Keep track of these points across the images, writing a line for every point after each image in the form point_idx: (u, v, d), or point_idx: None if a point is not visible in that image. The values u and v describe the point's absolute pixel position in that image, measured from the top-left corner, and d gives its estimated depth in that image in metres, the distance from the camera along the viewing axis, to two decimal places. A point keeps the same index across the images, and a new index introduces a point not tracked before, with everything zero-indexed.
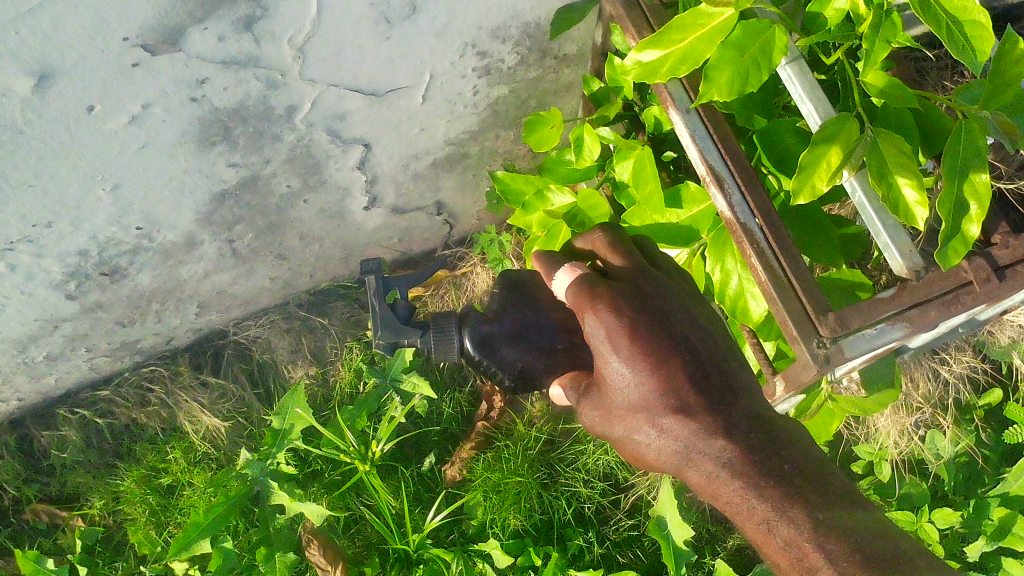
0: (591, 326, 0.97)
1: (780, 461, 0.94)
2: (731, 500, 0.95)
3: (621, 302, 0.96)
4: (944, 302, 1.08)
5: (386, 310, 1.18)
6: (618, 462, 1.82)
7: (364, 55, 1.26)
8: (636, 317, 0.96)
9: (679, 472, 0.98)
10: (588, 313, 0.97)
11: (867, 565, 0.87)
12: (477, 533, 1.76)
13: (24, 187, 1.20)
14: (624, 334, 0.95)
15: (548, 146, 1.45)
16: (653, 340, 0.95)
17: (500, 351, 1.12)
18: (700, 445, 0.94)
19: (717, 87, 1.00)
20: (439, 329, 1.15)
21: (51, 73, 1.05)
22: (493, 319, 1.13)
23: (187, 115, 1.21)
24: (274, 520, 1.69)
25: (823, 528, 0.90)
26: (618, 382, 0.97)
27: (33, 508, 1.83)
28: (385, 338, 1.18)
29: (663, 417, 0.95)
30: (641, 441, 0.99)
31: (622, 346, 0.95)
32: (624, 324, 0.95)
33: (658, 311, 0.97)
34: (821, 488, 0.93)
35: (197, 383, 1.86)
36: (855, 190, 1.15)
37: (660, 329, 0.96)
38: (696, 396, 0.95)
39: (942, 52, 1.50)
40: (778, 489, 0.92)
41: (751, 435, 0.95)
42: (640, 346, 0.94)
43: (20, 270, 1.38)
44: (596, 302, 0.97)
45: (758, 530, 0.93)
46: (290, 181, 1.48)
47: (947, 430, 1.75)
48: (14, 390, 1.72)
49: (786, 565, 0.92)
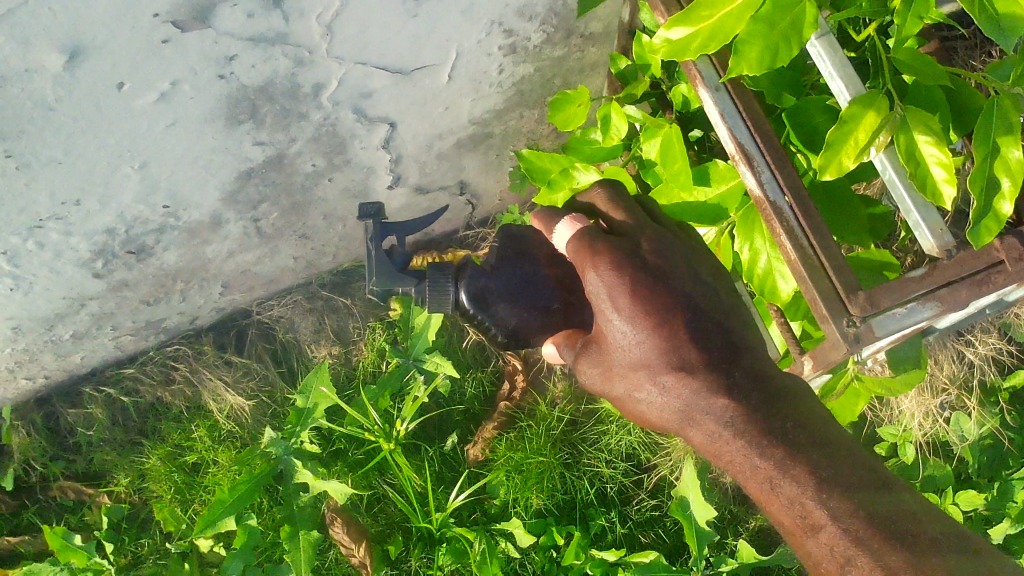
0: (592, 284, 0.96)
1: (782, 419, 0.95)
2: (733, 459, 0.95)
3: (623, 260, 0.95)
4: (975, 281, 1.07)
5: (380, 256, 1.09)
6: (641, 443, 1.83)
7: (392, 33, 1.26)
8: (638, 275, 0.95)
9: (681, 431, 0.99)
10: (590, 270, 0.96)
11: (872, 523, 0.89)
12: (500, 512, 1.77)
13: (54, 164, 1.21)
14: (625, 292, 0.94)
15: (574, 125, 1.45)
16: (654, 299, 0.94)
17: (495, 308, 1.08)
18: (702, 404, 0.95)
19: (746, 62, 0.98)
20: (436, 279, 1.08)
21: (82, 50, 1.05)
22: (492, 272, 1.09)
23: (215, 93, 1.21)
24: (297, 498, 1.69)
25: (825, 485, 0.91)
26: (618, 340, 0.97)
27: (60, 484, 1.85)
28: (380, 287, 1.09)
29: (665, 376, 0.95)
30: (641, 399, 1.00)
31: (623, 304, 0.95)
32: (626, 282, 0.94)
33: (660, 271, 0.96)
34: (823, 444, 0.94)
35: (221, 362, 1.87)
36: (885, 166, 1.12)
37: (664, 287, 0.95)
38: (698, 356, 0.95)
39: (973, 29, 1.48)
40: (780, 446, 0.93)
41: (753, 394, 0.96)
42: (642, 305, 0.94)
43: (48, 248, 1.39)
44: (598, 258, 0.96)
45: (760, 489, 0.94)
46: (315, 160, 1.48)
47: (972, 412, 1.73)
48: (41, 368, 1.74)
49: (788, 523, 0.93)
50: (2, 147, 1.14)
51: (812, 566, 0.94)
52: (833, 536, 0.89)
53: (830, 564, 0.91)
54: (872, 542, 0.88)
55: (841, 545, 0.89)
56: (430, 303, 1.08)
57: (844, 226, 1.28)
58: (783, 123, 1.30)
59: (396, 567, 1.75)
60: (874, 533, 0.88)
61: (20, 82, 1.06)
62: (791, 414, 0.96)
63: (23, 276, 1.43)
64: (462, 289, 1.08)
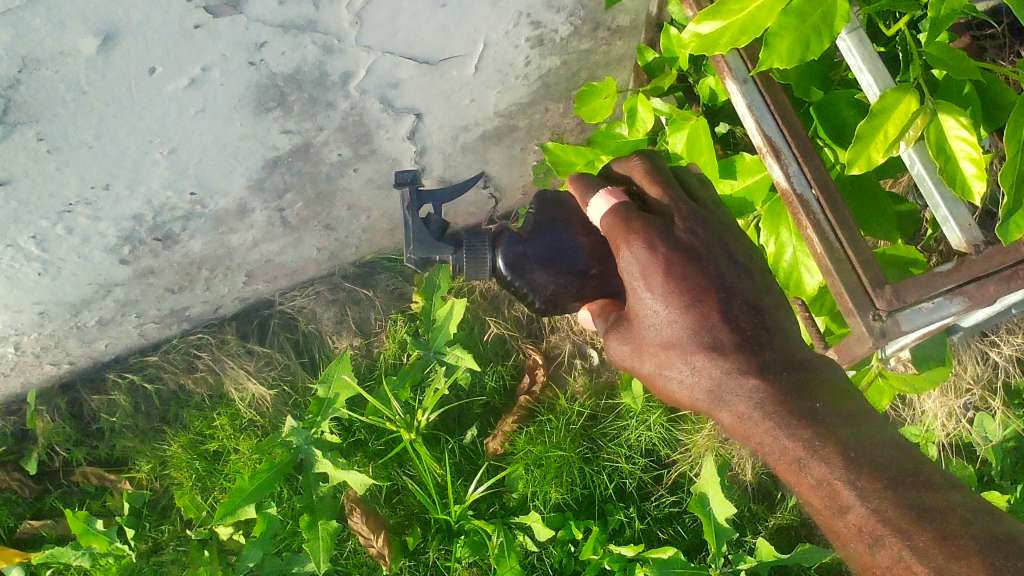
0: (626, 261, 0.98)
1: (811, 400, 0.95)
2: (763, 441, 0.95)
3: (656, 238, 0.96)
4: (1004, 278, 1.04)
5: (417, 223, 1.08)
6: (660, 439, 1.83)
7: (421, 23, 1.27)
8: (670, 254, 0.96)
9: (711, 412, 1.00)
10: (624, 248, 0.98)
11: (899, 504, 0.87)
12: (519, 505, 1.77)
13: (84, 148, 1.22)
14: (658, 270, 0.96)
15: (600, 117, 1.46)
16: (687, 278, 0.96)
17: (532, 273, 1.09)
18: (732, 384, 0.95)
19: (777, 54, 0.98)
20: (473, 249, 1.08)
21: (116, 33, 1.06)
22: (528, 239, 1.10)
23: (245, 80, 1.22)
24: (317, 488, 1.70)
25: (854, 466, 0.90)
26: (650, 318, 0.98)
27: (82, 470, 1.86)
28: (416, 255, 1.09)
29: (696, 355, 0.96)
30: (672, 378, 1.00)
31: (656, 282, 0.96)
32: (658, 260, 0.96)
33: (693, 250, 0.97)
34: (854, 425, 0.94)
35: (244, 351, 1.88)
36: (913, 162, 1.13)
37: (697, 265, 0.96)
38: (729, 335, 0.96)
39: (1004, 27, 1.47)
40: (809, 427, 0.93)
41: (784, 376, 0.96)
42: (674, 283, 0.95)
43: (77, 233, 1.40)
44: (632, 236, 0.97)
45: (790, 470, 0.94)
46: (341, 150, 1.49)
47: (996, 414, 1.72)
48: (67, 354, 1.75)
49: (818, 505, 0.92)
50: (35, 130, 1.15)
51: (843, 548, 0.93)
52: (861, 517, 0.88)
53: (860, 546, 0.89)
54: (901, 522, 0.86)
55: (869, 525, 0.88)
56: (466, 273, 1.08)
57: (871, 220, 1.26)
58: (811, 117, 1.30)
59: (415, 557, 1.76)
60: (903, 514, 0.87)
61: (54, 65, 1.07)
62: (817, 394, 0.96)
63: (51, 260, 1.44)
64: (500, 256, 1.09)
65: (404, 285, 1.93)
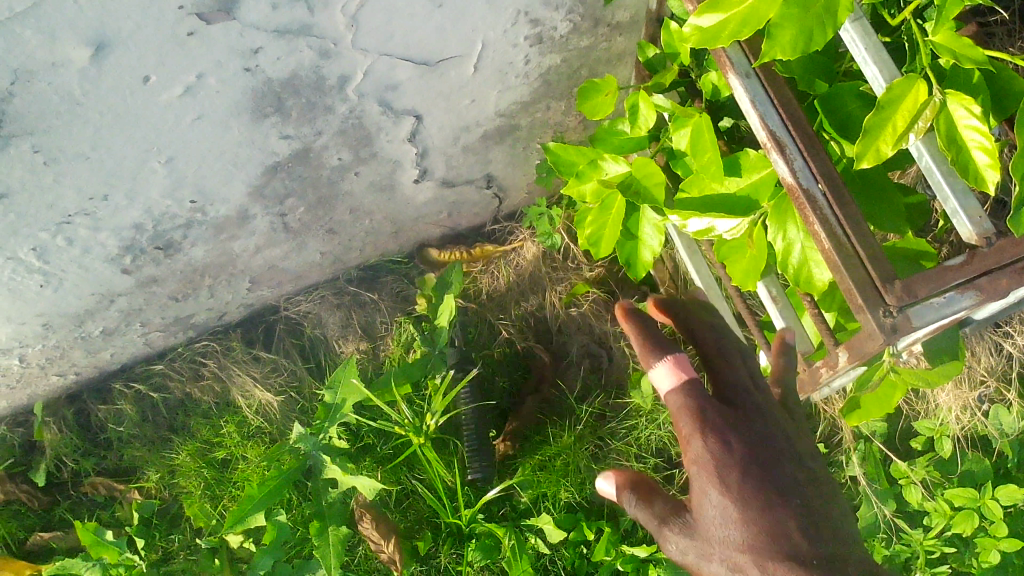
0: (697, 453, 0.92)
1: None
2: None
3: (732, 436, 0.92)
4: (1017, 270, 1.03)
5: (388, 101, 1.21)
6: (671, 437, 1.79)
7: (417, 24, 1.25)
8: (745, 455, 0.91)
9: None
10: (696, 437, 0.93)
11: None
12: (529, 508, 1.74)
13: (81, 159, 1.21)
14: (731, 466, 0.89)
15: (602, 115, 1.42)
16: (763, 482, 0.89)
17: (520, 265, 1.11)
18: None
19: (780, 46, 0.98)
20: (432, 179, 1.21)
21: (108, 43, 1.05)
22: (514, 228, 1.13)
23: (241, 86, 1.21)
24: (326, 494, 1.68)
25: None
26: (716, 519, 0.89)
27: (92, 481, 1.86)
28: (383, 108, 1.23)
29: (769, 560, 0.85)
30: None
31: (729, 480, 0.89)
32: (734, 459, 0.90)
33: (769, 458, 0.92)
34: None
35: (250, 357, 1.86)
36: (921, 154, 1.10)
37: (771, 470, 0.91)
38: (805, 544, 0.86)
39: (1013, 12, 1.44)
40: None
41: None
42: (749, 486, 0.88)
43: (77, 244, 1.39)
44: (708, 428, 0.92)
45: None
46: (341, 154, 1.47)
47: (1012, 405, 1.69)
48: (72, 365, 1.75)
49: None
50: (30, 142, 1.14)
51: None
52: None
53: None
54: None
55: None
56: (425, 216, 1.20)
57: (881, 213, 1.23)
58: (815, 111, 1.27)
59: (427, 562, 1.74)
60: None
61: (46, 76, 1.06)
62: None
63: (52, 272, 1.43)
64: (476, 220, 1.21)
65: (409, 287, 1.92)
